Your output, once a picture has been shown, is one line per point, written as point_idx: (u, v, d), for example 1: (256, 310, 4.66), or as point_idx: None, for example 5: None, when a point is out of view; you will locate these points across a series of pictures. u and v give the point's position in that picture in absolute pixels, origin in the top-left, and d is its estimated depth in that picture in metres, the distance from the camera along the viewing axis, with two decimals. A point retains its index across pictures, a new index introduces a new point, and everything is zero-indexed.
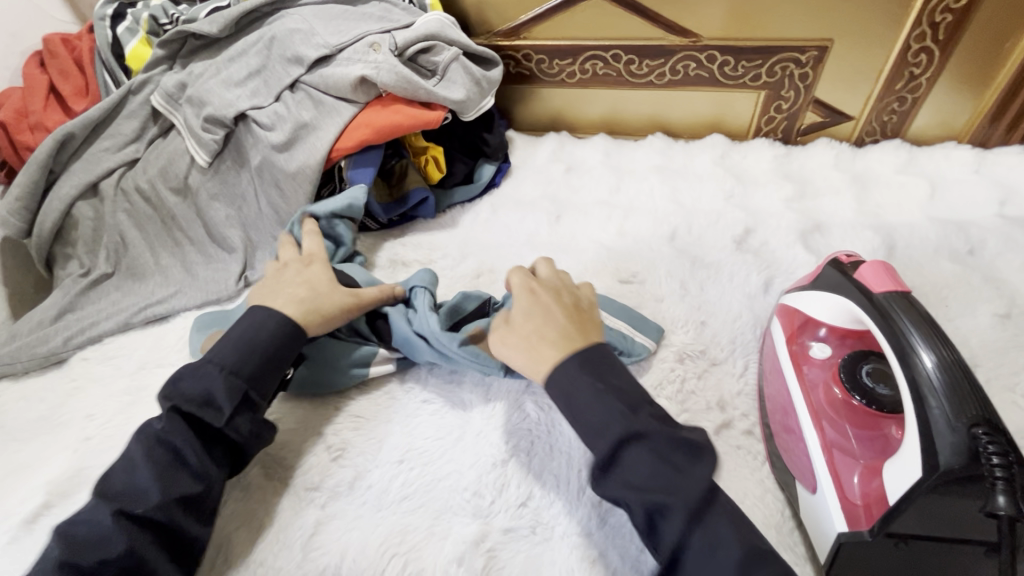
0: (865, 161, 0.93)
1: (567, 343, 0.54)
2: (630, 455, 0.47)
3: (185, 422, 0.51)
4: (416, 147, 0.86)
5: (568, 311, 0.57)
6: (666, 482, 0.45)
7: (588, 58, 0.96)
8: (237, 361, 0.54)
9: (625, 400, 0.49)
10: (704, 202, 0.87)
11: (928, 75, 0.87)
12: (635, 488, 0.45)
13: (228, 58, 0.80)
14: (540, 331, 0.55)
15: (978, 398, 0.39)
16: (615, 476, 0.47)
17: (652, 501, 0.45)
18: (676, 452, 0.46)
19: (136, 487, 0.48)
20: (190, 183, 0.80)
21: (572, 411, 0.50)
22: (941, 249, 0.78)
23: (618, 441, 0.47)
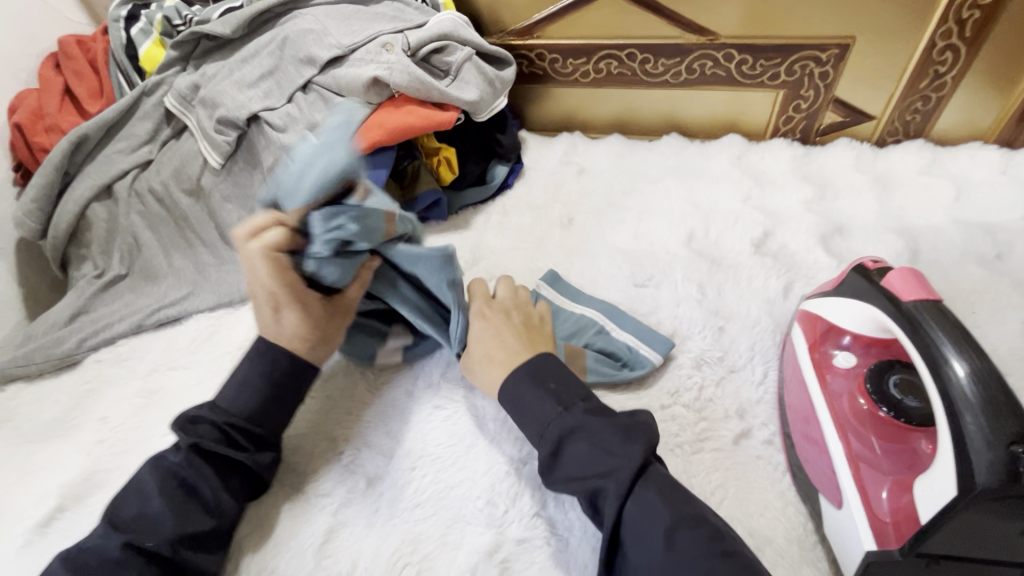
0: (887, 162, 0.91)
1: (514, 358, 0.56)
2: (574, 447, 0.49)
3: (201, 459, 0.52)
4: (428, 148, 0.84)
5: (517, 330, 0.59)
6: (602, 468, 0.47)
7: (602, 57, 0.95)
8: (261, 407, 0.55)
9: (563, 401, 0.51)
10: (722, 203, 0.85)
11: (954, 74, 0.85)
12: (577, 477, 0.48)
13: (241, 59, 0.80)
14: (489, 349, 0.58)
15: (1015, 411, 0.37)
16: (562, 469, 0.49)
17: (592, 488, 0.47)
18: (612, 436, 0.48)
19: (151, 514, 0.48)
20: (203, 185, 0.80)
21: (519, 413, 0.53)
22: (967, 253, 0.76)
23: (558, 437, 0.49)
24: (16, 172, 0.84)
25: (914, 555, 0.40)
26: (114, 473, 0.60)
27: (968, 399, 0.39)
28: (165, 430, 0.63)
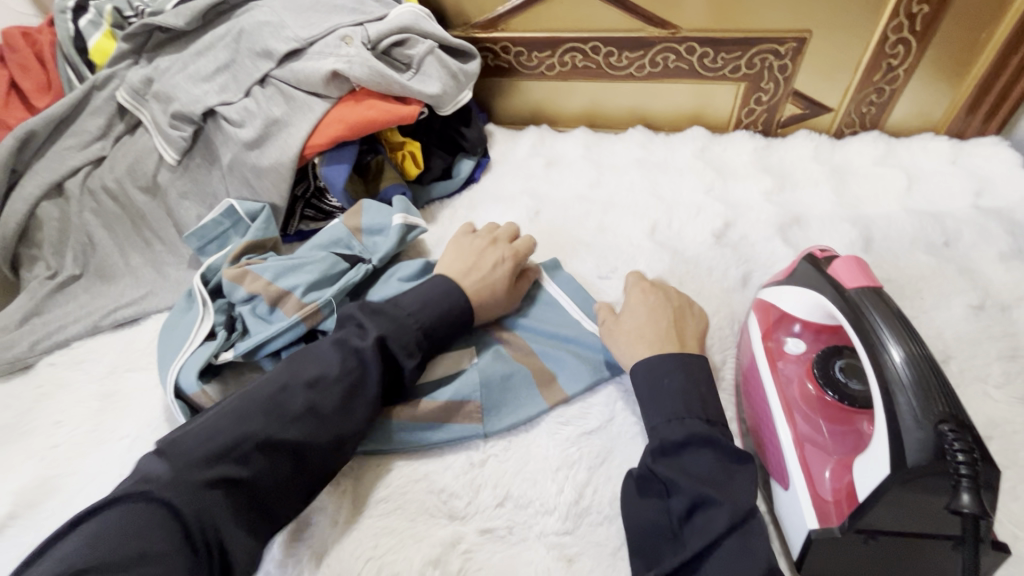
0: (843, 153, 0.93)
1: (657, 342, 0.57)
2: (701, 452, 0.49)
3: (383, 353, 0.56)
4: (393, 142, 0.84)
5: (671, 318, 0.60)
6: (720, 487, 0.47)
7: (567, 50, 0.95)
8: (425, 317, 0.60)
9: (710, 414, 0.52)
10: (684, 195, 0.87)
11: (906, 66, 0.87)
12: (693, 478, 0.47)
13: (195, 52, 0.78)
14: (641, 331, 0.58)
15: (944, 393, 0.39)
16: (679, 465, 0.49)
17: (703, 492, 0.46)
18: (733, 463, 0.49)
19: (322, 378, 0.52)
20: (160, 181, 0.78)
21: (658, 400, 0.53)
22: (917, 240, 0.79)
23: (689, 435, 0.49)
24: None
25: (854, 531, 0.42)
26: (69, 479, 0.59)
27: (900, 380, 0.41)
28: (123, 433, 0.62)
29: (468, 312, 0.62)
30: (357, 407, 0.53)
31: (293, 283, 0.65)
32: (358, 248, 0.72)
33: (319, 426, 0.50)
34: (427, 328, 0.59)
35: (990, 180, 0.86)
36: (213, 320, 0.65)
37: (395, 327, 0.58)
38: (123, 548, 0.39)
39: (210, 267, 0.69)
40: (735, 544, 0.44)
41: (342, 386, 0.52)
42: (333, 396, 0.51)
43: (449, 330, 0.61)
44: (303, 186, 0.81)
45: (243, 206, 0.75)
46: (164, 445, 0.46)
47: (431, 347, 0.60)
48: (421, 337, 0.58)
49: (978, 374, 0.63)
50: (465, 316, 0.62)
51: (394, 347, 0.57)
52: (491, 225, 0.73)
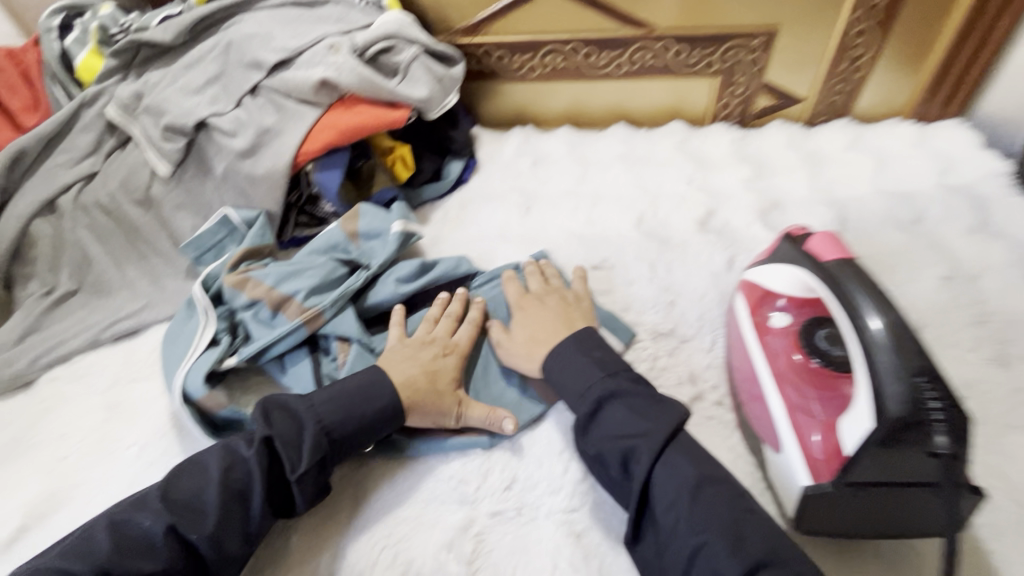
0: (816, 141, 0.97)
1: (543, 338, 0.61)
2: (609, 409, 0.54)
3: (271, 460, 0.51)
4: (382, 147, 0.85)
5: (557, 312, 0.64)
6: (639, 432, 0.51)
7: (548, 52, 0.98)
8: (338, 421, 0.54)
9: (608, 368, 0.56)
10: (667, 186, 0.90)
11: (869, 56, 0.92)
12: (615, 437, 0.52)
13: (185, 66, 0.79)
14: (534, 334, 0.62)
15: (918, 351, 0.42)
16: (597, 429, 0.53)
17: (627, 444, 0.51)
18: (648, 404, 0.53)
19: (219, 472, 0.50)
20: (154, 194, 0.79)
21: (571, 381, 0.56)
22: (889, 219, 0.83)
23: (597, 399, 0.54)
24: None
25: (842, 485, 0.44)
26: (79, 489, 0.60)
27: (879, 343, 0.43)
28: (131, 442, 0.63)
29: (385, 412, 0.56)
30: (246, 518, 0.49)
31: (294, 287, 0.67)
32: (355, 252, 0.74)
33: (207, 534, 0.47)
34: (329, 428, 0.53)
35: (953, 160, 0.90)
36: (216, 327, 0.66)
37: (291, 424, 0.53)
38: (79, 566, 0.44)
39: (210, 275, 0.70)
40: (664, 471, 0.49)
41: (226, 493, 0.49)
42: (214, 509, 0.48)
43: (362, 435, 0.55)
44: (297, 194, 0.82)
45: (239, 214, 0.76)
46: (72, 540, 0.47)
47: (335, 451, 0.53)
48: (322, 436, 0.53)
49: (951, 340, 0.67)
50: (384, 421, 0.55)
51: (282, 452, 0.51)
52: (430, 318, 0.66)
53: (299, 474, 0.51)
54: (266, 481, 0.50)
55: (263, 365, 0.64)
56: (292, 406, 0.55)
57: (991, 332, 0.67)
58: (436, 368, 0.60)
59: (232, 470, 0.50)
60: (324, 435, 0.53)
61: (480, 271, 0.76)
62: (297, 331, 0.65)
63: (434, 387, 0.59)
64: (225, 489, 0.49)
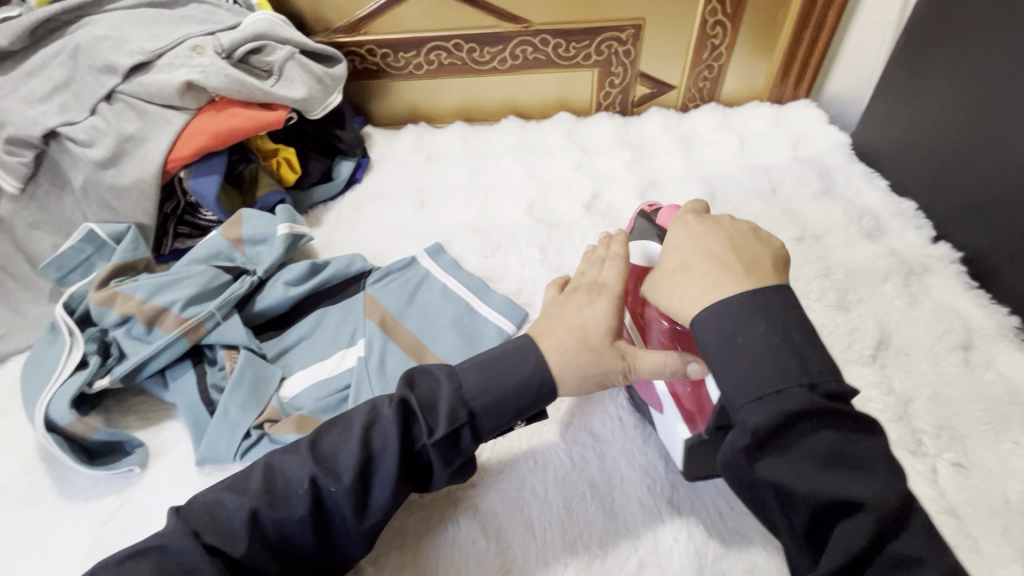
0: (689, 124, 1.06)
1: (723, 269, 0.51)
2: (816, 438, 0.44)
3: (405, 420, 0.50)
4: (265, 150, 0.83)
5: (730, 243, 0.54)
6: (846, 480, 0.43)
7: (432, 49, 1.00)
8: (476, 388, 0.51)
9: (812, 376, 0.45)
10: (556, 173, 0.95)
11: (725, 45, 1.01)
12: (823, 465, 0.44)
13: (27, 73, 0.73)
14: (694, 270, 0.52)
15: (783, 309, 0.48)
16: (791, 459, 0.44)
17: (829, 490, 0.43)
18: (857, 436, 0.45)
19: (349, 438, 0.49)
20: (0, 214, 0.72)
21: (761, 380, 0.45)
22: (752, 190, 0.92)
23: (789, 414, 0.44)
24: None
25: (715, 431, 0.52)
26: None
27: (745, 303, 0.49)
28: None
29: (529, 382, 0.52)
30: (372, 494, 0.48)
31: (169, 299, 0.64)
32: (240, 259, 0.72)
33: (345, 490, 0.47)
34: (467, 397, 0.51)
35: (803, 135, 1.01)
36: (84, 349, 0.62)
37: (430, 388, 0.51)
38: (208, 528, 0.46)
39: (74, 295, 0.66)
40: (855, 525, 0.42)
41: (368, 452, 0.49)
42: (352, 466, 0.48)
43: (507, 406, 0.51)
44: (173, 203, 0.78)
45: (105, 228, 0.71)
46: (232, 477, 0.49)
47: (472, 421, 0.51)
48: (460, 405, 0.50)
49: (803, 292, 0.76)
50: (533, 392, 0.52)
51: (419, 414, 0.50)
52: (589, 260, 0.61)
53: (432, 440, 0.49)
54: (401, 447, 0.49)
55: (140, 379, 0.62)
56: (431, 370, 0.53)
57: (834, 282, 0.77)
58: (590, 337, 0.53)
59: (375, 427, 0.50)
60: (463, 405, 0.50)
61: (375, 268, 0.75)
62: (175, 343, 0.62)
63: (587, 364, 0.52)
64: (359, 456, 0.48)
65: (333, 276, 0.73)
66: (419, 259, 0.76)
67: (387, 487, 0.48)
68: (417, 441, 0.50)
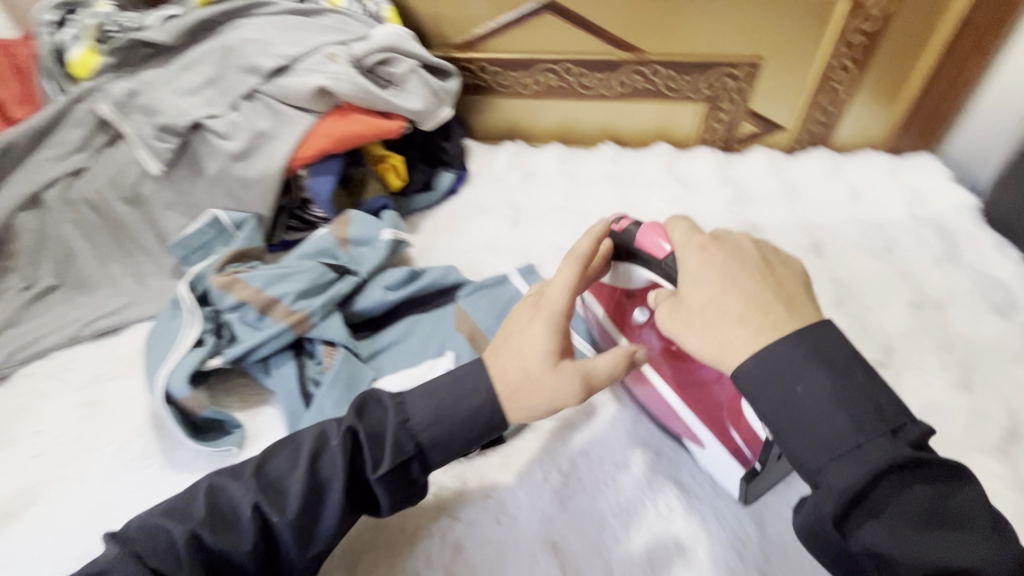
0: (797, 168, 1.01)
1: (760, 305, 0.46)
2: (903, 491, 0.39)
3: (354, 448, 0.48)
4: (375, 155, 0.86)
5: (766, 279, 0.48)
6: (954, 543, 0.38)
7: (541, 71, 1.01)
8: (427, 416, 0.49)
9: (890, 420, 0.41)
10: (652, 206, 0.93)
11: (846, 90, 0.97)
12: (917, 524, 0.38)
13: (182, 67, 0.80)
14: (719, 304, 0.47)
15: (833, 352, 0.43)
16: (885, 522, 0.39)
17: (941, 560, 0.37)
18: (945, 487, 0.39)
19: (296, 465, 0.48)
20: (142, 192, 0.79)
21: (822, 437, 0.41)
22: (863, 246, 0.86)
23: (869, 474, 0.39)
24: None
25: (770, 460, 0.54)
26: (53, 487, 0.59)
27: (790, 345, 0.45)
28: (107, 439, 0.63)
29: (484, 409, 0.50)
30: (323, 518, 0.47)
31: (282, 290, 0.67)
32: (344, 258, 0.75)
33: (288, 521, 0.46)
34: (413, 427, 0.49)
35: (924, 193, 0.94)
36: (200, 327, 0.66)
37: (379, 415, 0.50)
38: (147, 552, 0.44)
39: (196, 275, 0.70)
40: None
41: (315, 481, 0.47)
42: (297, 494, 0.46)
43: (457, 436, 0.50)
44: (288, 198, 0.82)
45: (229, 216, 0.76)
46: (175, 501, 0.47)
47: (417, 453, 0.49)
48: (405, 429, 0.49)
49: (918, 364, 0.70)
50: (483, 420, 0.50)
51: (363, 438, 0.48)
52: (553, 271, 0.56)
53: (382, 473, 0.47)
54: (348, 477, 0.47)
55: (246, 364, 0.65)
56: (389, 395, 0.51)
57: (955, 358, 0.71)
58: (534, 360, 0.50)
59: (321, 455, 0.48)
60: (415, 436, 0.49)
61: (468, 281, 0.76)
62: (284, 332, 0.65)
63: (529, 390, 0.50)
64: (296, 483, 0.47)
65: (429, 285, 0.74)
66: (511, 277, 0.77)
67: (329, 519, 0.47)
68: (364, 471, 0.48)
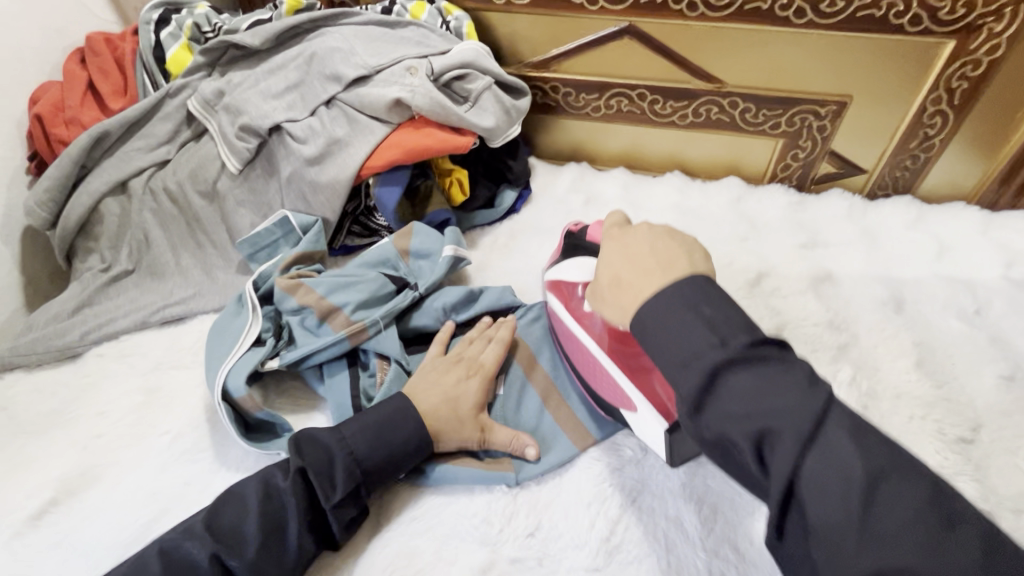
0: (877, 215, 0.95)
1: (649, 267, 0.50)
2: (732, 377, 0.41)
3: (305, 486, 0.52)
4: (442, 169, 0.87)
5: (627, 255, 0.53)
6: (769, 406, 0.39)
7: (614, 94, 0.99)
8: (366, 450, 0.54)
9: (721, 334, 0.42)
10: (718, 242, 0.89)
11: (942, 137, 0.90)
12: (745, 409, 0.39)
13: (268, 71, 0.82)
14: (621, 275, 0.52)
15: (692, 287, 0.45)
16: (720, 406, 0.40)
17: (761, 423, 0.39)
18: (766, 367, 0.40)
19: (243, 516, 0.50)
20: (218, 188, 0.81)
21: (674, 355, 0.43)
22: (949, 306, 0.80)
23: (709, 371, 0.41)
24: (30, 162, 0.85)
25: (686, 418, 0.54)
26: (111, 470, 0.61)
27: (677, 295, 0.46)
28: (164, 429, 0.64)
29: (414, 442, 0.56)
30: (285, 547, 0.50)
31: (344, 300, 0.68)
32: (404, 270, 0.75)
33: (247, 563, 0.48)
34: (358, 457, 0.54)
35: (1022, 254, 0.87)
36: (261, 327, 0.67)
37: (322, 453, 0.53)
38: None
39: (262, 275, 0.72)
40: (815, 465, 0.37)
41: (267, 522, 0.50)
42: (254, 537, 0.49)
43: (394, 465, 0.55)
44: (354, 203, 0.84)
45: (297, 218, 0.78)
46: (128, 563, 0.48)
47: (365, 481, 0.54)
48: (351, 462, 0.53)
49: (1008, 446, 0.64)
50: (415, 448, 0.56)
51: (312, 475, 0.52)
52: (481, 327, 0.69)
53: (333, 505, 0.52)
54: (303, 510, 0.51)
55: (303, 369, 0.65)
56: (302, 433, 0.55)
57: None
58: (459, 408, 0.60)
59: (272, 497, 0.51)
60: (359, 467, 0.53)
61: (524, 306, 0.75)
62: (342, 343, 0.65)
63: (453, 431, 0.59)
64: (250, 525, 0.49)
65: (486, 306, 0.73)
66: None
67: (290, 554, 0.50)
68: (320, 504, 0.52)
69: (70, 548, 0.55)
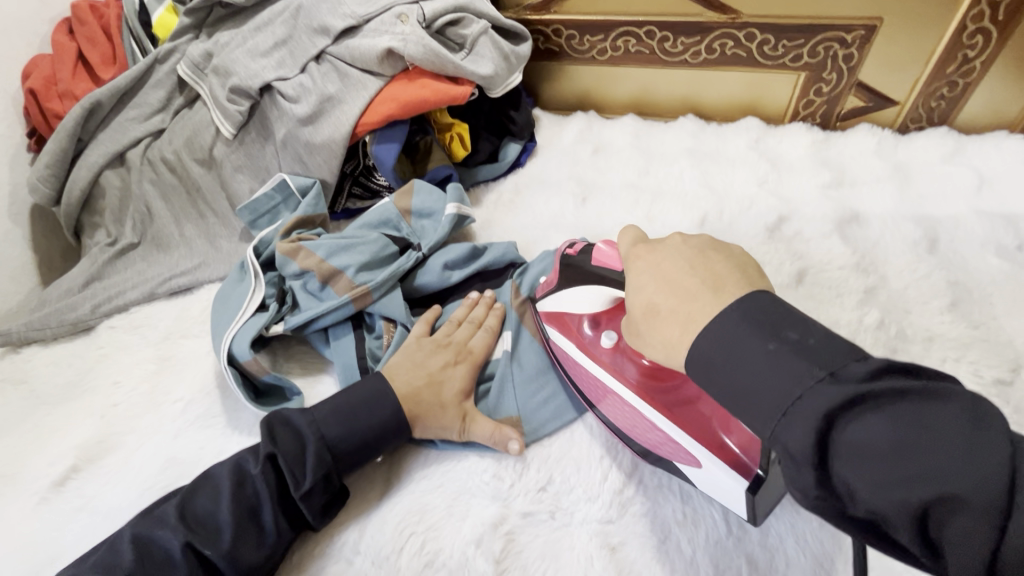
0: (908, 149, 0.88)
1: (688, 295, 0.41)
2: (855, 425, 0.32)
3: (276, 474, 0.51)
4: (442, 123, 0.84)
5: (661, 277, 0.45)
6: (925, 462, 0.30)
7: (620, 34, 0.93)
8: (340, 436, 0.53)
9: (824, 364, 0.34)
10: (737, 187, 0.85)
11: (983, 59, 0.81)
12: (887, 457, 0.30)
13: (254, 28, 0.79)
14: (664, 302, 0.43)
15: (756, 316, 0.37)
16: (855, 462, 0.31)
17: (928, 490, 0.29)
18: (915, 406, 0.31)
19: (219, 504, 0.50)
20: (215, 154, 0.80)
21: (757, 394, 0.35)
22: (988, 243, 0.74)
23: (822, 420, 0.32)
24: (30, 138, 0.84)
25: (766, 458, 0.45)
26: (129, 438, 0.62)
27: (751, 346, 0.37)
28: (176, 397, 0.65)
29: (391, 422, 0.55)
30: (262, 532, 0.50)
31: (344, 264, 0.66)
32: (406, 230, 0.72)
33: (223, 552, 0.48)
34: (331, 442, 0.53)
35: None
36: (265, 292, 0.67)
37: (294, 440, 0.52)
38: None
39: (262, 240, 0.70)
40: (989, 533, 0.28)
41: (239, 508, 0.49)
42: (228, 524, 0.49)
43: (370, 448, 0.54)
44: (352, 164, 0.81)
45: (295, 181, 0.76)
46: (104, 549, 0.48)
47: (337, 466, 0.53)
48: (324, 449, 0.52)
49: None
50: (390, 433, 0.55)
51: (284, 464, 0.51)
52: (469, 302, 0.67)
53: (303, 493, 0.50)
54: (277, 497, 0.51)
55: (309, 332, 0.65)
56: (275, 420, 0.54)
57: None
58: (444, 396, 0.57)
59: (243, 486, 0.51)
60: (330, 453, 0.52)
61: (527, 262, 0.73)
62: (347, 305, 0.64)
63: (433, 416, 0.56)
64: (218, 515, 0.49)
65: (490, 264, 0.71)
66: None
67: (261, 543, 0.49)
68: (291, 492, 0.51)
69: (94, 513, 0.56)
